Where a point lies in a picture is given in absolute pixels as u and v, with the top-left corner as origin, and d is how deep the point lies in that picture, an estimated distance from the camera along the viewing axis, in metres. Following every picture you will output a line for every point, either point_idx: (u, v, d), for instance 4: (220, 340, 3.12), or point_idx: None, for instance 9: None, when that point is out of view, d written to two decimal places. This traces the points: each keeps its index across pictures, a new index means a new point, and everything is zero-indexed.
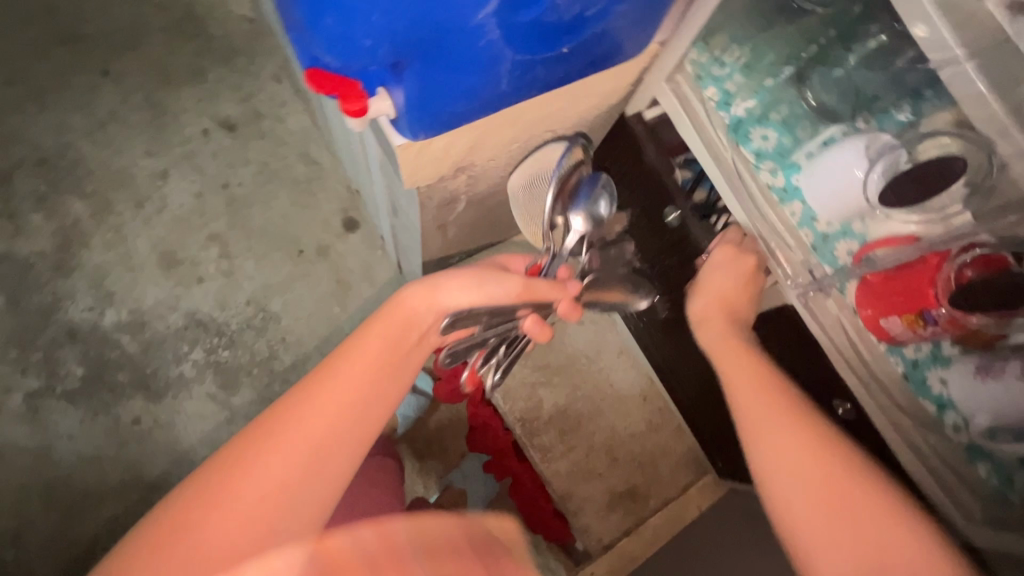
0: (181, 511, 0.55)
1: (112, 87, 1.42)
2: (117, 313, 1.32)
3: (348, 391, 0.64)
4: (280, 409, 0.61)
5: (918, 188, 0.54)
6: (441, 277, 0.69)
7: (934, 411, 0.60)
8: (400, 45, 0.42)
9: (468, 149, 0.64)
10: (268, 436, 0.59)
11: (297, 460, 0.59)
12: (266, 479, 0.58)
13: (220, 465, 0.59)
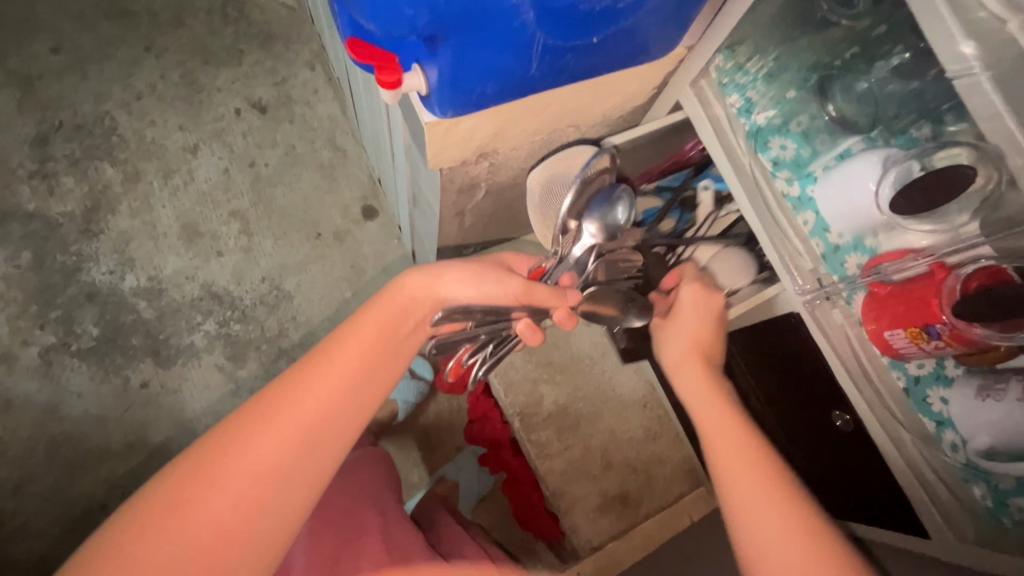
0: (174, 488, 0.54)
1: (153, 61, 1.47)
2: (137, 279, 1.36)
3: (348, 369, 0.62)
4: (277, 386, 0.60)
5: (926, 196, 0.54)
6: (447, 270, 0.70)
7: (933, 428, 0.60)
8: (439, 20, 0.45)
9: (493, 135, 0.66)
10: (264, 412, 0.58)
11: (293, 438, 0.57)
12: (260, 457, 0.56)
13: (209, 445, 0.57)
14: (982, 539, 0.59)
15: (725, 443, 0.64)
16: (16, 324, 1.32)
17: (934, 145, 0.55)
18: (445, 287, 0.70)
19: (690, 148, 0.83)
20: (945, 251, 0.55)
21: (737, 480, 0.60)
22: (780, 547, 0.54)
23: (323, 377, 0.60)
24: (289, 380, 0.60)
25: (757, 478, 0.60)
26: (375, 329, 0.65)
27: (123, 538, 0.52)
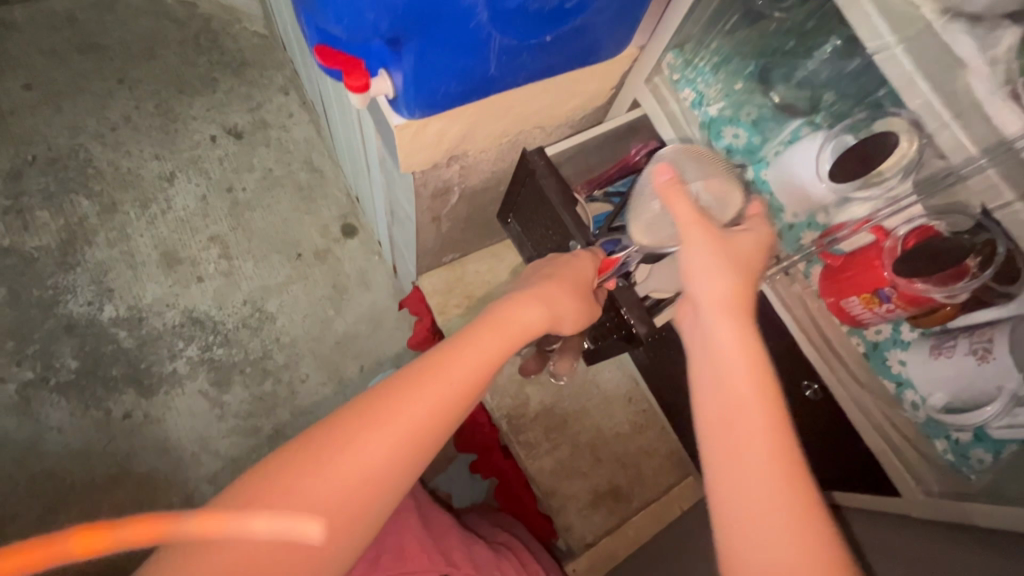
0: (262, 486, 0.46)
1: (127, 93, 1.49)
2: (116, 308, 1.35)
3: (462, 383, 0.54)
4: (386, 391, 0.52)
5: (862, 164, 0.59)
6: (559, 297, 0.66)
7: (893, 389, 0.63)
8: (400, 23, 0.48)
9: (461, 137, 0.69)
10: (375, 415, 0.50)
11: (401, 451, 0.49)
12: (366, 468, 0.48)
13: (311, 444, 0.49)
14: (948, 491, 0.62)
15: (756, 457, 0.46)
16: None
17: (868, 116, 0.61)
18: (554, 317, 0.66)
19: (635, 154, 0.87)
20: (884, 214, 0.60)
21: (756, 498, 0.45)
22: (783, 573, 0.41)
23: (438, 388, 0.52)
24: (403, 384, 0.52)
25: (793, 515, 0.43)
26: (496, 350, 0.58)
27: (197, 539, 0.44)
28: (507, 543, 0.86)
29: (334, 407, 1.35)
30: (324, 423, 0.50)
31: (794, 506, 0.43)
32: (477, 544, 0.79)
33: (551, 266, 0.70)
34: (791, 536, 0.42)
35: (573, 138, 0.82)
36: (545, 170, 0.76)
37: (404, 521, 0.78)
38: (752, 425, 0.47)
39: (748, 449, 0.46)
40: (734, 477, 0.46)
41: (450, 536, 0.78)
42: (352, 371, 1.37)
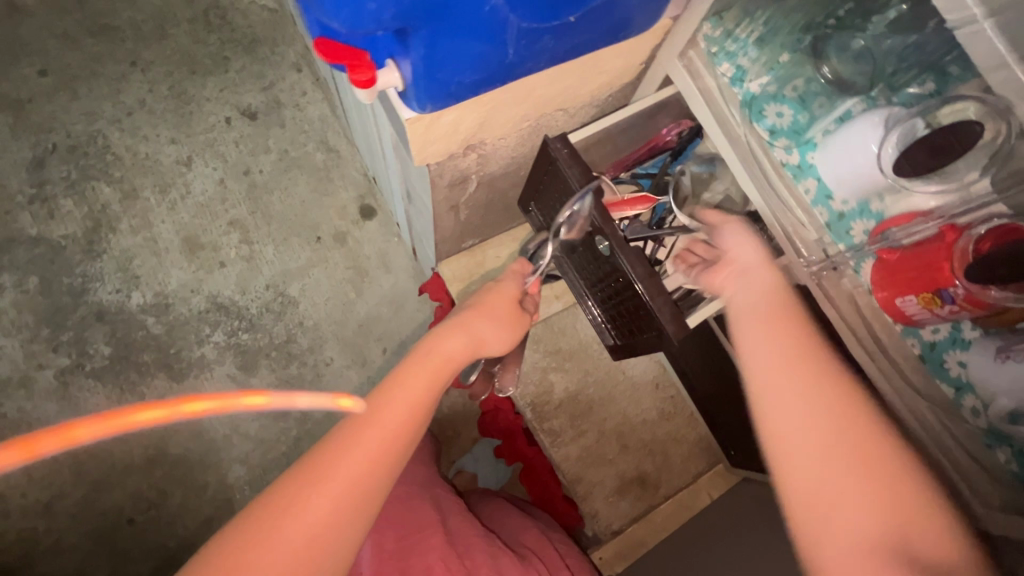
0: (221, 551, 0.48)
1: (140, 76, 1.46)
2: (143, 296, 1.36)
3: (403, 423, 0.56)
4: (339, 438, 0.54)
5: (934, 155, 0.55)
6: (477, 324, 0.67)
7: (951, 395, 0.58)
8: (407, 13, 0.43)
9: (478, 126, 0.64)
10: (317, 470, 0.52)
11: (346, 503, 0.51)
12: (314, 526, 0.50)
13: (264, 507, 0.50)
14: (1010, 506, 0.56)
15: (780, 343, 0.55)
16: (29, 348, 1.33)
17: (936, 100, 0.55)
18: (477, 342, 0.67)
19: (667, 134, 0.82)
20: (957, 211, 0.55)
21: (785, 366, 0.53)
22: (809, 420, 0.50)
23: (374, 435, 0.54)
24: (345, 439, 0.54)
25: (817, 384, 0.51)
26: (426, 390, 0.60)
27: None
28: (532, 545, 0.83)
29: (359, 389, 1.36)
30: (260, 500, 0.51)
31: (813, 375, 0.52)
32: (504, 556, 0.77)
33: (479, 292, 0.72)
34: (809, 389, 0.51)
35: (597, 122, 0.76)
36: (568, 158, 0.71)
37: (427, 542, 0.76)
38: (778, 326, 0.57)
39: (773, 334, 0.56)
40: (786, 384, 0.52)
41: (477, 554, 0.76)
42: (376, 355, 1.37)
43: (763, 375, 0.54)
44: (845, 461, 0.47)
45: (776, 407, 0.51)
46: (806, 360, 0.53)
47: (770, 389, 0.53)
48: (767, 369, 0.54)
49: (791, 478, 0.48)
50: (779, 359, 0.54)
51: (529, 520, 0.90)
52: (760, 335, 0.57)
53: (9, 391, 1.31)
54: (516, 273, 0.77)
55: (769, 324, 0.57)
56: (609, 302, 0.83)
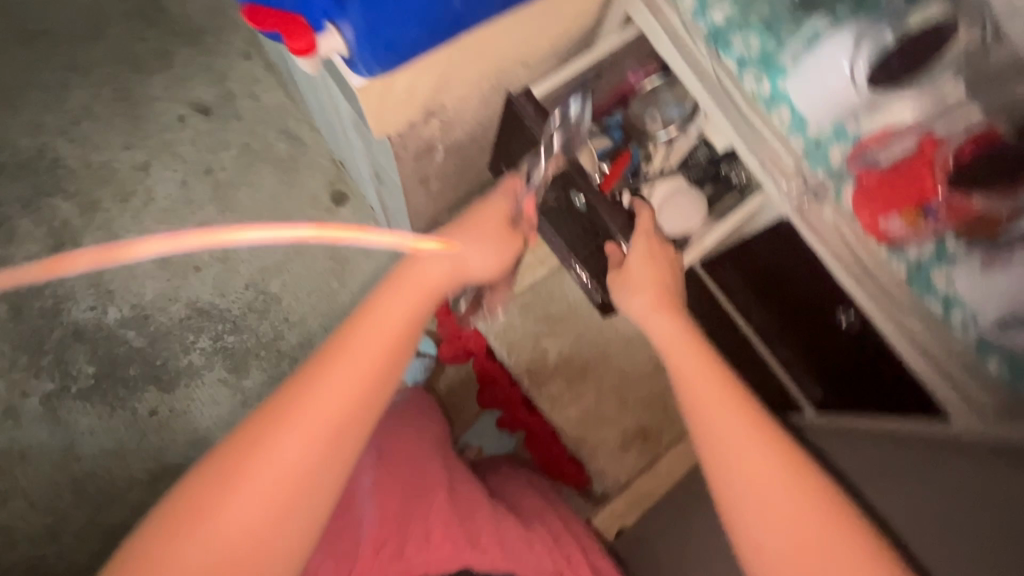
0: (197, 495, 0.50)
1: (81, 81, 1.38)
2: (119, 310, 1.32)
3: (374, 361, 0.56)
4: (303, 379, 0.55)
5: (908, 63, 0.54)
6: (458, 244, 0.65)
7: (941, 309, 0.56)
8: None
9: (435, 89, 0.61)
10: (281, 411, 0.53)
11: (318, 440, 0.52)
12: (286, 465, 0.51)
13: (235, 445, 0.52)
14: (1003, 411, 0.56)
15: (707, 399, 0.58)
16: (10, 377, 1.30)
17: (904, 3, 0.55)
18: (459, 263, 0.65)
19: (635, 83, 0.81)
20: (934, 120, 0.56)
21: (717, 427, 0.56)
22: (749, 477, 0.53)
23: (342, 375, 0.55)
24: (304, 382, 0.54)
25: (745, 436, 0.55)
26: (393, 334, 0.58)
27: (141, 554, 0.48)
28: (532, 509, 0.83)
29: None
30: (231, 441, 0.52)
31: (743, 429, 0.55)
32: (505, 520, 0.76)
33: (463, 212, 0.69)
34: (741, 444, 0.55)
35: (561, 71, 0.74)
36: (535, 114, 0.71)
37: (429, 504, 0.75)
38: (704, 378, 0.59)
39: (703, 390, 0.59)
40: (722, 445, 0.55)
41: (478, 517, 0.74)
42: None
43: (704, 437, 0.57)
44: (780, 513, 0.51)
45: (716, 465, 0.55)
46: (735, 418, 0.56)
47: (711, 447, 0.56)
48: (702, 427, 0.57)
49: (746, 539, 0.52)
50: (712, 416, 0.57)
51: (531, 487, 0.90)
52: (699, 399, 0.58)
53: None
54: (506, 189, 0.70)
55: (701, 381, 0.59)
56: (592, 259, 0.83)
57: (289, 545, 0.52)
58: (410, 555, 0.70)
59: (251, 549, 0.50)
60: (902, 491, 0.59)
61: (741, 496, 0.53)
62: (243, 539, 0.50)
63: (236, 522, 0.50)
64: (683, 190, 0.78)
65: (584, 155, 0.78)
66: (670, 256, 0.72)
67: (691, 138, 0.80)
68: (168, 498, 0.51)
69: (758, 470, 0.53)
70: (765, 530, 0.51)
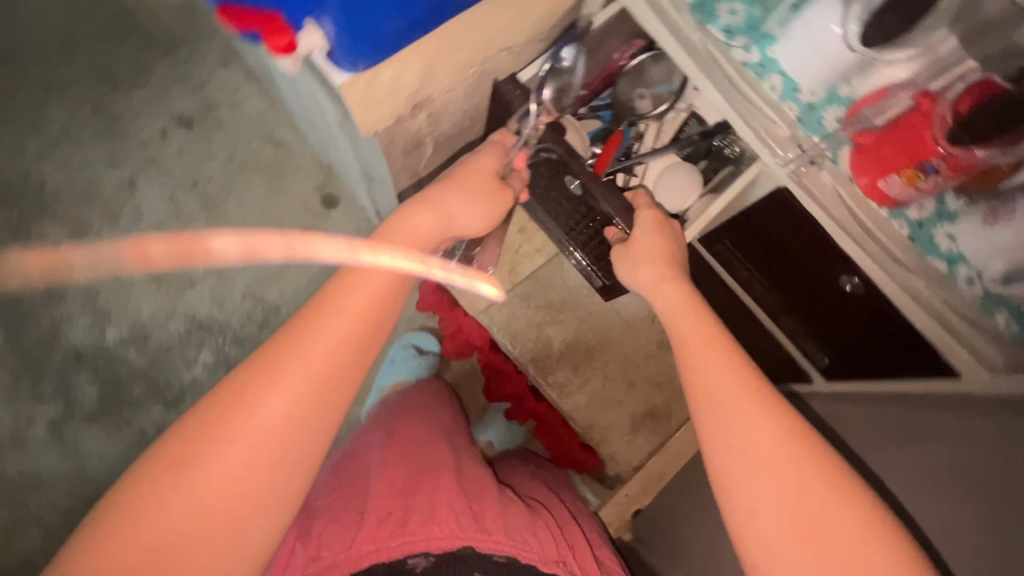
0: (181, 445, 0.51)
1: (58, 102, 1.36)
2: (118, 330, 1.31)
3: (358, 321, 0.56)
4: (288, 337, 0.55)
5: (903, 18, 0.52)
6: (449, 199, 0.65)
7: (945, 268, 0.57)
8: None
9: (420, 81, 0.60)
10: (265, 368, 0.53)
11: (299, 398, 0.53)
12: (268, 420, 0.52)
13: (221, 399, 0.53)
14: (1014, 365, 0.55)
15: (711, 367, 0.58)
16: (14, 407, 1.29)
17: None
18: (449, 217, 0.65)
19: (619, 58, 0.77)
20: (927, 77, 0.55)
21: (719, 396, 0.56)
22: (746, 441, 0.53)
23: (326, 334, 0.55)
24: (290, 339, 0.54)
25: (746, 404, 0.55)
26: (377, 293, 0.58)
27: (126, 499, 0.50)
28: (542, 498, 0.82)
29: None
30: (216, 395, 0.53)
31: (745, 398, 0.55)
32: (511, 504, 0.72)
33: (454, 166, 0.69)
34: (741, 411, 0.54)
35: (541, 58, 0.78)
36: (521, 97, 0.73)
37: (435, 480, 0.71)
38: (706, 346, 0.60)
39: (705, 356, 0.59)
40: (724, 412, 0.55)
41: (485, 497, 0.70)
42: None
43: (704, 402, 0.57)
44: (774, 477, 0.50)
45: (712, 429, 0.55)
46: (740, 387, 0.56)
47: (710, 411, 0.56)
48: (703, 393, 0.57)
49: (735, 496, 0.52)
50: (714, 385, 0.57)
51: (538, 480, 0.89)
52: (699, 365, 0.59)
53: (5, 453, 1.27)
54: (498, 145, 0.70)
55: (702, 346, 0.60)
56: (592, 247, 0.85)
57: (270, 500, 0.53)
58: (416, 526, 0.64)
59: (240, 502, 0.51)
60: (917, 451, 0.59)
61: (733, 453, 0.53)
62: (231, 490, 0.51)
63: (219, 473, 0.51)
64: (677, 164, 0.80)
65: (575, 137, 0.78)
66: (673, 229, 0.73)
67: (682, 112, 0.80)
68: (156, 448, 0.53)
69: (756, 437, 0.53)
70: (752, 487, 0.51)
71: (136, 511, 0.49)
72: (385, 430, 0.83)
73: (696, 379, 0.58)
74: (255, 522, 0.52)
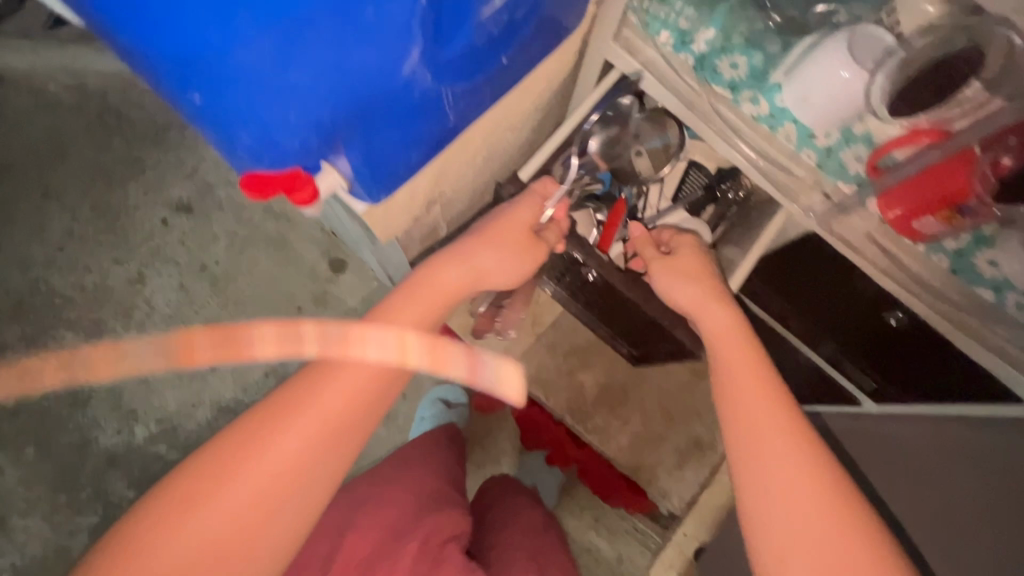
0: (200, 472, 0.50)
1: (58, 206, 1.37)
2: (146, 427, 1.30)
3: (383, 353, 0.56)
4: (319, 366, 0.54)
5: (928, 91, 0.53)
6: (477, 251, 0.64)
7: (992, 297, 0.56)
8: (328, 127, 0.40)
9: (433, 184, 0.59)
10: (292, 399, 0.53)
11: (320, 435, 0.52)
12: (285, 456, 0.51)
13: (245, 424, 0.52)
14: None
15: (756, 397, 0.57)
16: (54, 518, 1.28)
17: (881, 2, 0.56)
18: (478, 271, 0.64)
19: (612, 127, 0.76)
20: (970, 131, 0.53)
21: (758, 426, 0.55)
22: (780, 473, 0.51)
23: (354, 367, 0.54)
24: (321, 368, 0.54)
25: (787, 437, 0.53)
26: (409, 323, 0.58)
27: (143, 522, 0.49)
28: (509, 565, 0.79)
29: None
30: (240, 423, 0.52)
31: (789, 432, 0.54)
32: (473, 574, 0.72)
33: (488, 215, 0.68)
34: (782, 444, 0.53)
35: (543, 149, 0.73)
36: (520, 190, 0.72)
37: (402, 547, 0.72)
38: (747, 372, 0.59)
39: (748, 382, 0.58)
40: (767, 443, 0.53)
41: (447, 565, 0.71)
42: None
43: (738, 428, 0.56)
44: (806, 510, 0.49)
45: (745, 454, 0.54)
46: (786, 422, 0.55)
47: (746, 435, 0.55)
48: (741, 419, 0.56)
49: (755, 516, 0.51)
50: (755, 416, 0.56)
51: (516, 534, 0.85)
52: (740, 392, 0.58)
53: (51, 568, 1.26)
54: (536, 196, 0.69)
55: (742, 372, 0.59)
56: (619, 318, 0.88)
57: (278, 539, 0.51)
58: None
59: (248, 533, 0.49)
60: None
61: (764, 479, 0.52)
62: (241, 521, 0.49)
63: (233, 503, 0.49)
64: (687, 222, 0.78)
65: (581, 213, 0.77)
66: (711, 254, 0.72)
67: (682, 164, 0.80)
68: (179, 466, 0.52)
69: (791, 470, 0.51)
70: (780, 511, 0.50)
71: (150, 534, 0.48)
72: (373, 474, 0.83)
73: (733, 407, 0.57)
74: (259, 557, 0.50)
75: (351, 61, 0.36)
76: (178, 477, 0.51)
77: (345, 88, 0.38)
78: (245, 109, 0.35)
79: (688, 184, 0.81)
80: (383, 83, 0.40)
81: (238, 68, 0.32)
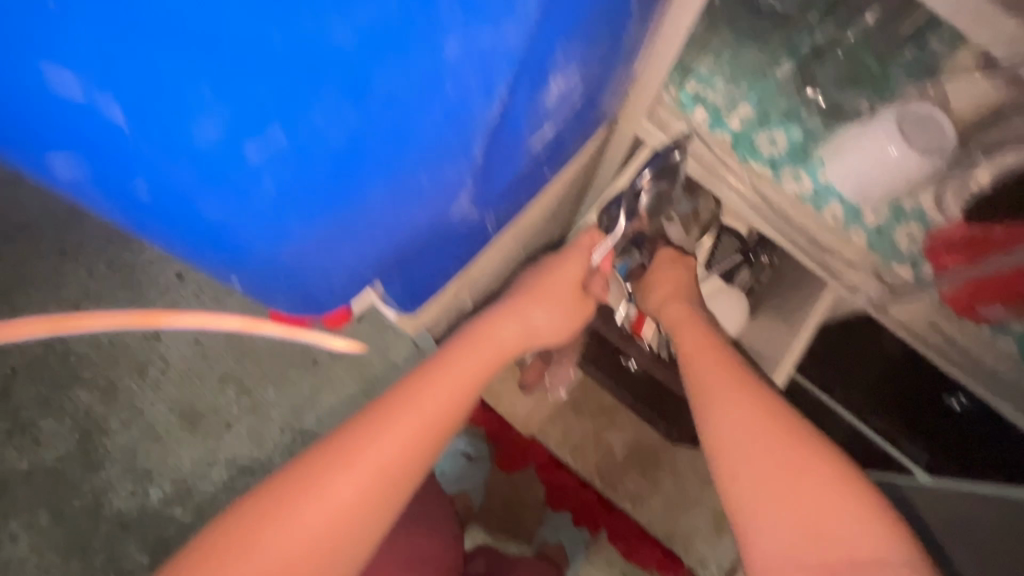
0: (234, 530, 0.44)
1: None
2: (161, 489, 1.08)
3: (438, 409, 0.51)
4: (374, 416, 0.50)
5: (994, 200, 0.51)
6: (528, 309, 0.62)
7: None
8: (373, 271, 0.43)
9: (465, 276, 0.58)
10: (343, 451, 0.47)
11: (372, 490, 0.46)
12: (335, 512, 0.45)
13: (287, 478, 0.46)
14: None
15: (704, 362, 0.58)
16: None
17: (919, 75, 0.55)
18: (530, 329, 0.62)
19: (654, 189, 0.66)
20: None
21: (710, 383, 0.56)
22: (737, 423, 0.51)
23: (411, 420, 0.50)
24: (377, 418, 0.49)
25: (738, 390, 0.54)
26: (471, 379, 0.55)
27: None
28: None
29: None
30: (281, 476, 0.47)
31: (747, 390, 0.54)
32: None
33: (529, 270, 0.67)
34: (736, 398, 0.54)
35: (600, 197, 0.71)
36: None
37: None
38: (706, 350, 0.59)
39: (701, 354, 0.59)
40: (723, 397, 0.54)
41: None
42: None
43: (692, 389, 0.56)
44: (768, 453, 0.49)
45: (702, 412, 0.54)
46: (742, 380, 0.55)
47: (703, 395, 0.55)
48: (699, 383, 0.56)
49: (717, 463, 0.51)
50: (709, 380, 0.56)
51: None
52: (698, 363, 0.58)
53: None
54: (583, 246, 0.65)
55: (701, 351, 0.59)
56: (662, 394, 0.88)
57: None
58: None
59: None
60: None
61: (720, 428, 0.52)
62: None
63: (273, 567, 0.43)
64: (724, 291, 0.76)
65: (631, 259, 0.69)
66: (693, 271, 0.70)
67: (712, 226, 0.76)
68: (207, 526, 0.46)
69: (748, 419, 0.51)
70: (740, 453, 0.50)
71: None
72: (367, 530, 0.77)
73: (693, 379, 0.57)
74: None
75: (398, 221, 0.39)
76: (205, 537, 0.44)
77: (387, 244, 0.40)
78: (292, 279, 0.37)
79: (721, 249, 0.77)
80: (429, 230, 0.43)
81: (289, 254, 0.34)
